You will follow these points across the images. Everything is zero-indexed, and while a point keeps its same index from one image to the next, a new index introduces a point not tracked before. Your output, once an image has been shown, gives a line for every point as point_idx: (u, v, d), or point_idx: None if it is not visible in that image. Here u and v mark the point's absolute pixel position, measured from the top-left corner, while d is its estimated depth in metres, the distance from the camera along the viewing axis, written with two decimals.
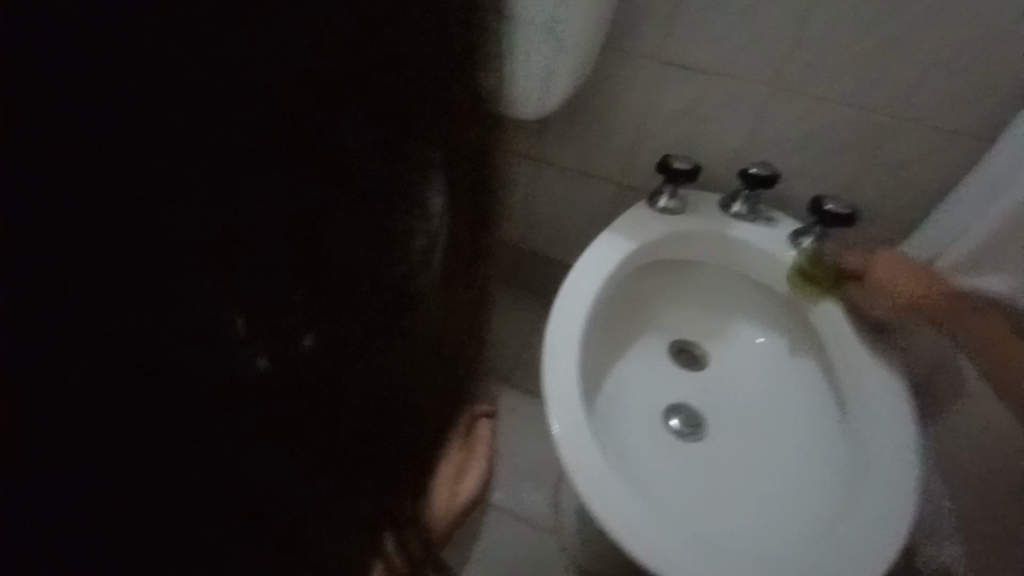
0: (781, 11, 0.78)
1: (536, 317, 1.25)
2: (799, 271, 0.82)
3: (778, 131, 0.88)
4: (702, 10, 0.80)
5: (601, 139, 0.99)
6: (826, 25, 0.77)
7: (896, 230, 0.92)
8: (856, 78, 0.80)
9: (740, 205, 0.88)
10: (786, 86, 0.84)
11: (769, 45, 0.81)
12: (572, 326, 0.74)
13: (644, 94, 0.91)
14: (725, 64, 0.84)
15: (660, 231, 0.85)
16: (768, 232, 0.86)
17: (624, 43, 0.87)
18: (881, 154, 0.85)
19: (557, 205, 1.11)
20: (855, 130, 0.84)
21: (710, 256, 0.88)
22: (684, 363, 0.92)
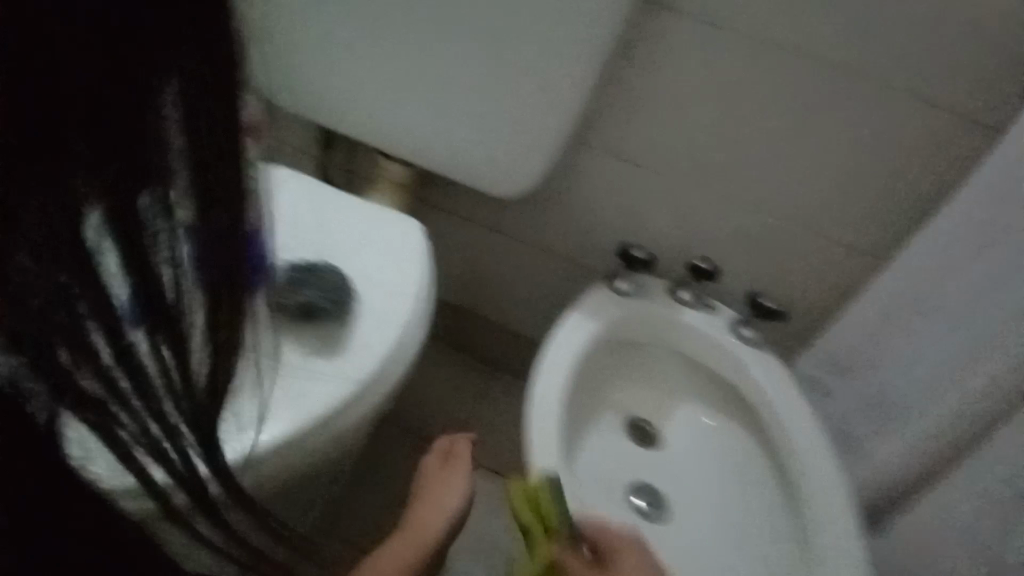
0: (723, 133, 0.91)
1: (483, 387, 1.23)
2: (742, 358, 0.90)
3: (717, 231, 1.01)
4: (658, 121, 0.92)
5: (564, 223, 1.06)
6: (756, 151, 0.91)
7: (809, 324, 1.06)
8: (781, 193, 0.94)
9: (685, 292, 0.95)
10: (722, 196, 0.97)
11: (711, 159, 0.94)
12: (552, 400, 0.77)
13: (603, 187, 1.00)
14: (674, 170, 0.96)
15: (620, 314, 0.91)
16: (710, 318, 0.93)
17: (588, 140, 0.96)
18: (798, 259, 1.00)
19: (513, 279, 1.14)
20: (778, 237, 0.99)
21: (663, 340, 0.95)
22: (639, 441, 0.96)
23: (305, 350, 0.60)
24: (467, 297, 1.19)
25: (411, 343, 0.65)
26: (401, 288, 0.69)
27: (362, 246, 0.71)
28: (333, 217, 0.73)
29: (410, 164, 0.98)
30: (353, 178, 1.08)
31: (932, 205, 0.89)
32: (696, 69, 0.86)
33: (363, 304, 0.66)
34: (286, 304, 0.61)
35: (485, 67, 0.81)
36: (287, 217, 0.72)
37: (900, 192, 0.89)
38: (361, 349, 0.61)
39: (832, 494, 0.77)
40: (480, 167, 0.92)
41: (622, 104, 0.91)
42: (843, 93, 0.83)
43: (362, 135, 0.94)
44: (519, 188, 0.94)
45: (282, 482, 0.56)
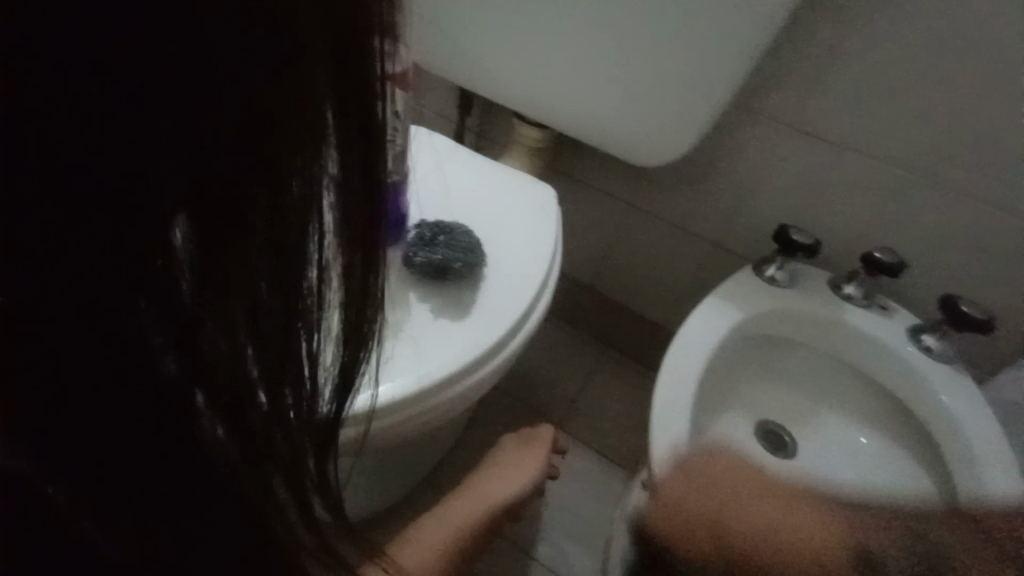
0: (936, 100, 0.74)
1: (596, 365, 1.19)
2: (924, 374, 0.75)
3: (910, 221, 0.83)
4: (850, 83, 0.77)
5: (709, 200, 0.95)
6: (978, 122, 0.73)
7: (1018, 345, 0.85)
8: (1009, 178, 0.75)
9: (854, 288, 0.82)
10: (925, 178, 0.79)
11: (915, 131, 0.77)
12: (688, 385, 0.69)
13: (764, 160, 0.87)
14: (864, 143, 0.80)
15: (770, 305, 0.79)
16: (883, 322, 0.79)
17: (757, 105, 0.83)
18: (1017, 263, 0.79)
19: (643, 257, 1.07)
20: (994, 235, 0.79)
21: (818, 340, 0.82)
22: (770, 449, 0.85)
23: (438, 309, 0.60)
24: (591, 271, 1.14)
25: (536, 313, 0.64)
26: (533, 256, 0.67)
27: (496, 209, 0.70)
28: (470, 177, 0.73)
29: (548, 128, 0.93)
30: (487, 140, 1.07)
31: None
32: (914, 16, 0.70)
33: (493, 267, 0.64)
34: (423, 259, 0.60)
35: (648, 20, 0.73)
36: (426, 174, 0.72)
37: None
38: (488, 313, 0.60)
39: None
40: (621, 130, 0.85)
41: (805, 62, 0.77)
42: None
43: (502, 97, 0.90)
44: (665, 155, 0.85)
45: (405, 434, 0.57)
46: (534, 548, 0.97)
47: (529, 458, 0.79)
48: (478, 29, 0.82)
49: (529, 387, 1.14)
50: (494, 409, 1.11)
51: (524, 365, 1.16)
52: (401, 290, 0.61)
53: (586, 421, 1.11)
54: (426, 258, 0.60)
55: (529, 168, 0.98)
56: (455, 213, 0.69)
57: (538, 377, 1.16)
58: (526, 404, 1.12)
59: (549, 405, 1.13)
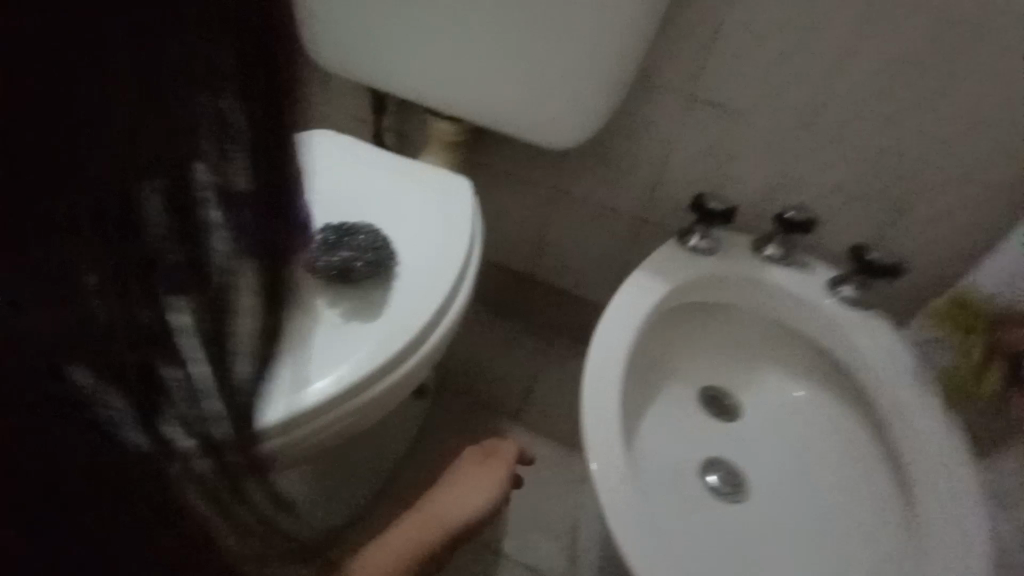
0: (818, 58, 0.77)
1: (544, 353, 1.18)
2: (843, 323, 0.77)
3: (815, 176, 0.86)
4: (744, 48, 0.78)
5: (629, 176, 0.96)
6: (857, 74, 0.77)
7: (927, 284, 0.89)
8: (894, 125, 0.79)
9: (774, 248, 0.84)
10: (822, 134, 0.82)
11: (804, 89, 0.80)
12: (615, 360, 0.69)
13: (672, 131, 0.89)
14: (761, 106, 0.83)
15: (695, 274, 0.80)
16: (804, 278, 0.81)
17: (657, 79, 0.84)
18: (914, 204, 0.83)
19: (575, 239, 1.07)
20: (890, 180, 0.83)
21: (745, 303, 0.84)
22: (714, 415, 0.86)
23: (351, 315, 0.58)
24: (528, 260, 1.13)
25: (455, 306, 0.62)
26: (448, 251, 0.65)
27: (407, 206, 0.68)
28: (378, 174, 0.71)
29: (460, 121, 0.92)
30: (405, 140, 1.05)
31: None
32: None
33: (406, 264, 0.63)
34: (325, 263, 0.58)
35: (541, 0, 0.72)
36: (331, 177, 0.70)
37: None
38: (401, 310, 0.59)
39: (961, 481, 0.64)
40: (525, 119, 0.85)
41: (693, 31, 0.79)
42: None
43: (411, 91, 0.88)
44: (571, 140, 0.86)
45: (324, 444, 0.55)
46: (501, 544, 0.95)
47: (492, 477, 0.67)
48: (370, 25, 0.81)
49: (480, 384, 1.13)
50: (446, 410, 1.09)
51: (473, 363, 1.15)
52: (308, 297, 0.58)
53: (540, 410, 1.11)
54: (328, 263, 0.58)
55: (449, 163, 0.96)
56: (364, 213, 0.67)
57: (488, 373, 1.14)
58: (478, 401, 1.10)
59: (502, 399, 1.11)
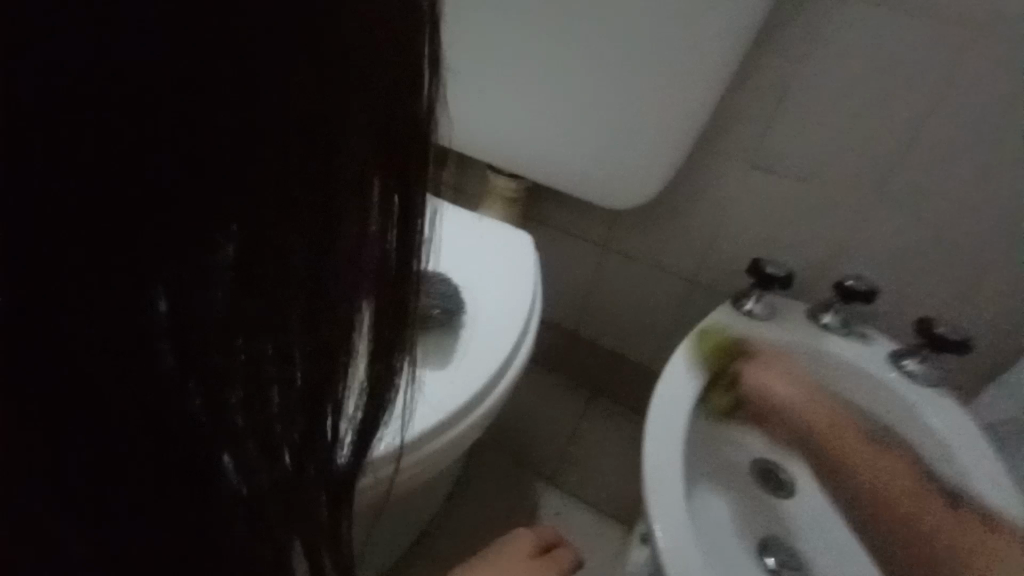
0: (876, 134, 0.79)
1: (585, 411, 1.17)
2: (907, 397, 0.75)
3: (871, 248, 0.86)
4: (802, 121, 0.82)
5: (680, 238, 0.97)
6: (915, 150, 0.78)
7: (993, 362, 0.87)
8: (952, 201, 0.79)
9: (832, 316, 0.82)
10: (882, 204, 0.83)
11: (862, 162, 0.81)
12: (678, 415, 0.69)
13: (725, 197, 0.91)
14: (819, 177, 0.84)
15: (749, 338, 0.80)
16: (864, 349, 0.79)
17: (715, 145, 0.87)
18: (973, 279, 0.83)
19: (622, 298, 1.07)
20: (949, 255, 0.83)
21: (802, 370, 0.81)
22: (773, 493, 0.81)
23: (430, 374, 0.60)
24: (574, 317, 1.14)
25: (522, 354, 0.66)
26: (511, 308, 0.68)
27: (483, 260, 0.73)
28: (452, 228, 0.76)
29: (518, 178, 0.96)
30: (463, 194, 1.09)
31: None
32: (862, 52, 0.75)
33: (474, 315, 0.66)
34: None
35: (613, 57, 0.76)
36: (420, 235, 0.75)
37: None
38: (471, 356, 0.62)
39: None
40: (587, 174, 0.88)
41: (752, 103, 0.83)
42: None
43: (474, 148, 0.93)
44: (637, 196, 0.88)
45: (403, 487, 0.57)
46: None
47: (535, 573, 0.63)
48: (450, 88, 0.87)
49: (518, 443, 1.11)
50: (486, 463, 1.08)
51: (512, 417, 1.14)
52: None
53: (578, 471, 1.08)
54: None
55: (504, 217, 1.00)
56: (436, 262, 0.72)
57: (526, 431, 1.13)
58: (519, 457, 1.09)
59: (540, 457, 1.09)
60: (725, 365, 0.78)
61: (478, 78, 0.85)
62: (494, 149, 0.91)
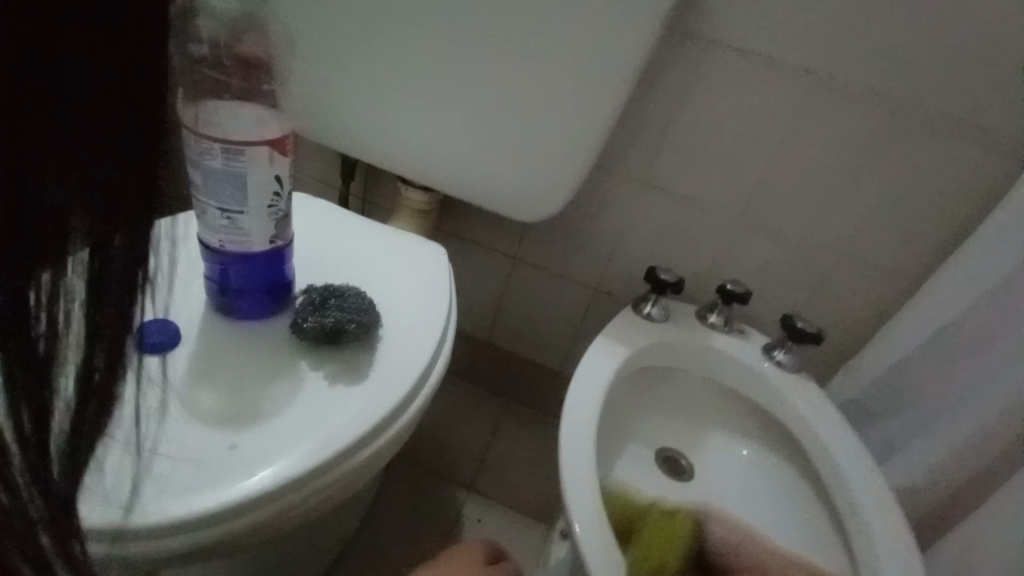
0: (746, 158, 0.91)
1: (500, 421, 1.19)
2: (778, 384, 0.86)
3: (744, 256, 0.99)
4: (686, 145, 0.91)
5: (584, 249, 1.04)
6: (776, 172, 0.91)
7: (842, 351, 1.03)
8: (804, 216, 0.93)
9: (716, 317, 0.92)
10: (752, 218, 0.95)
11: (735, 182, 0.93)
12: (590, 415, 0.74)
13: (624, 211, 0.99)
14: (702, 194, 0.95)
15: (649, 339, 0.87)
16: (744, 344, 0.90)
17: (613, 164, 0.95)
18: (824, 281, 0.98)
19: (533, 306, 1.12)
20: (806, 261, 0.97)
21: (693, 365, 0.90)
22: (670, 476, 0.91)
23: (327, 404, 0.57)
24: (487, 326, 1.16)
25: (439, 365, 0.67)
26: (426, 320, 0.69)
27: (395, 281, 0.72)
28: (362, 242, 0.75)
29: (430, 191, 0.97)
30: (373, 205, 1.08)
31: (952, 228, 0.89)
32: (735, 88, 0.86)
33: (390, 327, 0.67)
34: (314, 324, 0.60)
35: (519, 79, 0.81)
36: (327, 249, 0.73)
37: (923, 214, 0.89)
38: (387, 369, 0.62)
39: (892, 527, 0.70)
40: (496, 188, 0.92)
41: (644, 127, 0.91)
42: (855, 116, 0.85)
43: (385, 159, 0.93)
44: (545, 209, 0.93)
45: (317, 508, 0.55)
46: None
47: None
48: (359, 99, 0.87)
49: (436, 455, 1.10)
50: (402, 477, 1.06)
51: (429, 429, 1.13)
52: (294, 358, 0.61)
53: (496, 478, 1.10)
54: (317, 324, 0.60)
55: (416, 229, 1.00)
56: (346, 275, 0.71)
57: (444, 442, 1.12)
58: (437, 470, 1.08)
59: (459, 466, 1.10)
60: (628, 364, 0.84)
61: (389, 88, 0.85)
62: (405, 162, 0.92)
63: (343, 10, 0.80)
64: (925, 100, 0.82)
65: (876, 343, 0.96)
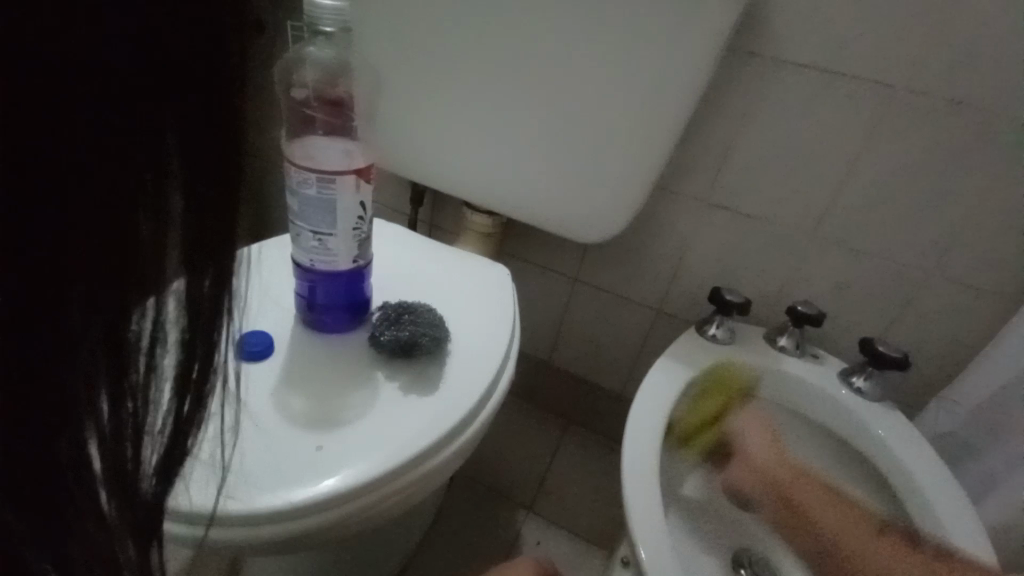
0: (816, 175, 0.88)
1: (559, 443, 1.19)
2: (857, 413, 0.81)
3: (816, 277, 0.95)
4: (750, 164, 0.90)
5: (646, 269, 1.04)
6: (849, 190, 0.87)
7: (932, 380, 0.95)
8: (883, 234, 0.88)
9: (786, 339, 0.88)
10: (824, 238, 0.92)
11: (805, 201, 0.90)
12: (652, 435, 0.74)
13: (686, 231, 0.98)
14: (768, 213, 0.93)
15: (714, 361, 0.85)
16: (817, 369, 0.86)
17: (674, 185, 0.95)
18: (909, 303, 0.91)
19: (593, 328, 1.12)
20: (887, 282, 0.91)
21: (763, 390, 0.87)
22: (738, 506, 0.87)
23: (402, 414, 0.61)
24: (548, 346, 1.18)
25: (504, 381, 0.69)
26: (491, 337, 0.72)
27: (462, 299, 0.76)
28: (433, 263, 0.80)
29: (493, 215, 1.02)
30: (440, 229, 1.14)
31: None
32: (801, 105, 0.85)
33: (459, 343, 0.70)
34: (391, 337, 0.64)
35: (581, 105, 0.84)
36: (401, 268, 0.78)
37: (1022, 231, 0.82)
38: (457, 383, 0.65)
39: None
40: (559, 211, 0.94)
41: (708, 148, 0.91)
42: (937, 129, 0.80)
43: (454, 186, 0.99)
44: (606, 231, 0.94)
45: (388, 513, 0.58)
46: None
47: None
48: (430, 131, 0.94)
49: (496, 473, 1.12)
50: (463, 493, 1.08)
51: (487, 447, 1.15)
52: (370, 370, 0.65)
53: (555, 500, 1.09)
54: (394, 337, 0.64)
55: (480, 251, 1.05)
56: (417, 293, 0.75)
57: (503, 461, 1.14)
58: (496, 489, 1.10)
59: (519, 484, 1.11)
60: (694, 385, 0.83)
61: (458, 120, 0.91)
62: (471, 187, 0.97)
63: (421, 47, 0.87)
64: (1019, 110, 0.77)
65: (970, 370, 0.89)
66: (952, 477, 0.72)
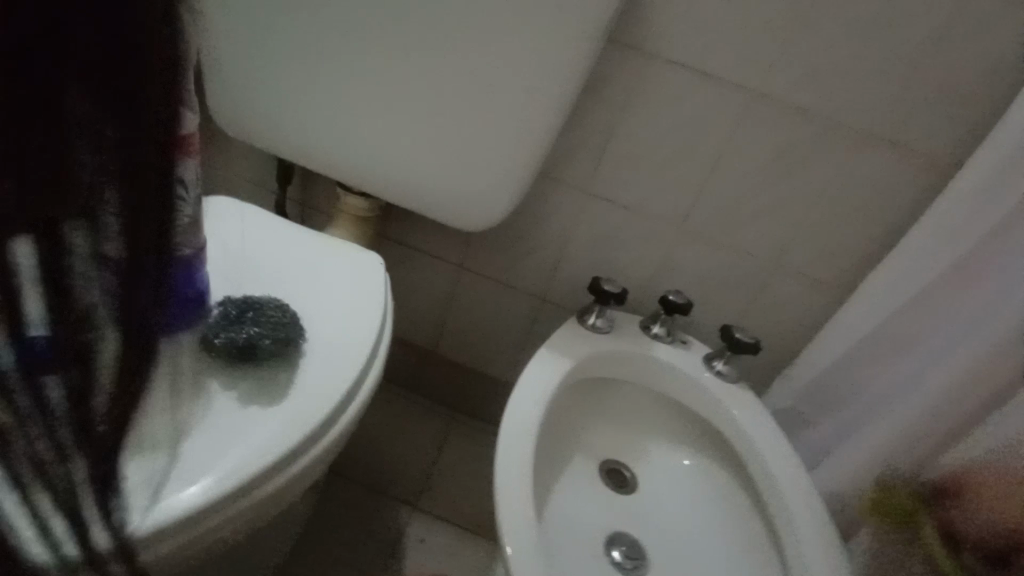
0: (687, 170, 0.92)
1: (446, 436, 1.15)
2: (716, 395, 0.87)
3: (686, 266, 1.00)
4: (629, 156, 0.92)
5: (531, 258, 1.03)
6: (715, 184, 0.93)
7: (780, 359, 1.06)
8: (743, 227, 0.95)
9: (659, 327, 0.92)
10: (693, 230, 0.97)
11: (677, 194, 0.94)
12: (526, 429, 0.72)
13: (569, 220, 0.99)
14: (644, 204, 0.96)
15: (593, 351, 0.86)
16: (685, 354, 0.90)
17: (558, 172, 0.95)
18: (762, 291, 1.00)
19: (479, 317, 1.10)
20: (745, 272, 0.99)
21: (637, 376, 0.90)
22: (613, 488, 0.91)
23: (241, 427, 0.53)
24: (434, 335, 1.13)
25: (370, 380, 0.63)
26: (354, 331, 0.65)
27: (322, 290, 0.68)
28: (289, 249, 0.71)
29: (369, 197, 0.94)
30: (312, 211, 1.04)
31: (880, 241, 0.92)
32: (674, 100, 0.87)
33: (316, 340, 0.63)
34: (225, 340, 0.55)
35: (459, 84, 0.79)
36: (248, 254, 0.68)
37: (853, 227, 0.92)
38: (310, 387, 0.58)
39: (821, 537, 0.72)
40: (438, 196, 0.89)
41: (590, 138, 0.92)
42: (789, 132, 0.87)
43: (323, 164, 0.89)
44: (488, 218, 0.91)
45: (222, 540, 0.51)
46: None
47: None
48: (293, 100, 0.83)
49: (377, 472, 1.06)
50: (340, 496, 1.01)
51: (369, 445, 1.09)
52: (203, 376, 0.56)
53: (439, 495, 1.06)
54: (229, 340, 0.55)
55: (356, 236, 0.97)
56: (269, 284, 0.66)
57: (385, 458, 1.08)
58: (377, 489, 1.04)
59: (402, 482, 1.06)
60: (572, 375, 0.83)
61: (325, 90, 0.82)
62: (343, 166, 0.89)
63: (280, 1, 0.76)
64: (854, 119, 0.85)
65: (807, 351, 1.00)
66: (790, 450, 0.80)
